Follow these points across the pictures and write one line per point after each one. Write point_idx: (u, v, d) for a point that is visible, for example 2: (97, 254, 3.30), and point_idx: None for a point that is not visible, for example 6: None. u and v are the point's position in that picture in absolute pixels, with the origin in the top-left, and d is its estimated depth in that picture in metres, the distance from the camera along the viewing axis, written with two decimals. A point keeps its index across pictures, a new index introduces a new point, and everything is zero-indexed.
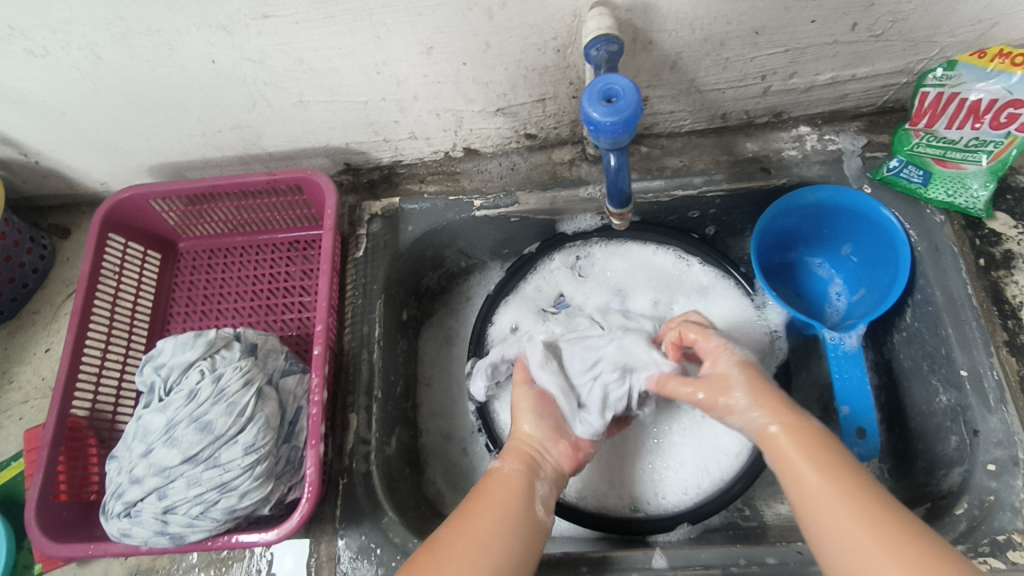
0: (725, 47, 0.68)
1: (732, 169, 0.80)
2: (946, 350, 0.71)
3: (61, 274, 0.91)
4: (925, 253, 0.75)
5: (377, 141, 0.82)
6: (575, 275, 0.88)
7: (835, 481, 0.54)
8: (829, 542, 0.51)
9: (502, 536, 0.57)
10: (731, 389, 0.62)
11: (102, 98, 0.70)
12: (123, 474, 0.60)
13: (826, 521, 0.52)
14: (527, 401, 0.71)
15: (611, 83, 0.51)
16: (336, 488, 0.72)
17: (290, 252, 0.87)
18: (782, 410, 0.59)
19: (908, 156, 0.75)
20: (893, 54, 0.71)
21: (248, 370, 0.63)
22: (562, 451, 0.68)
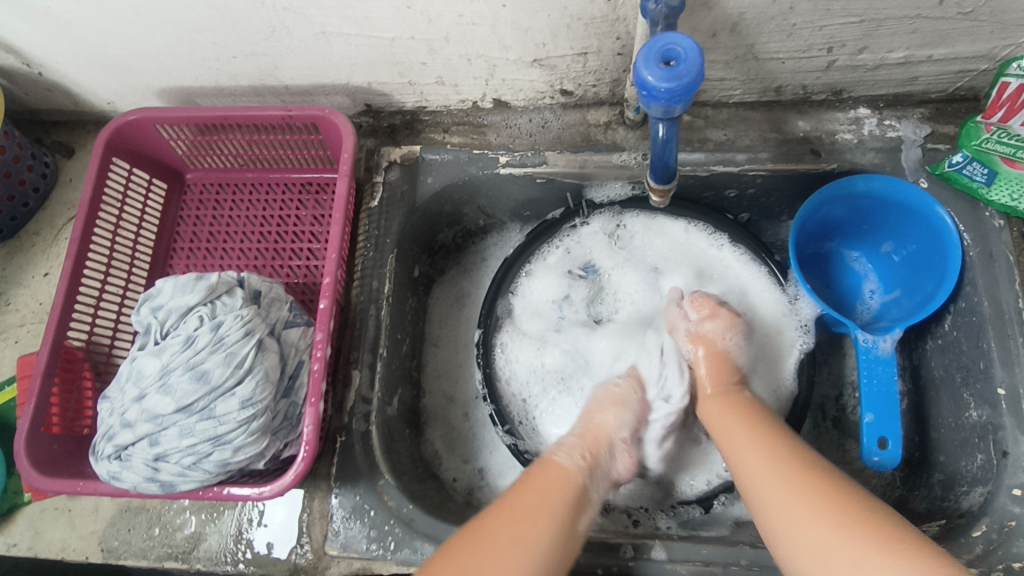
0: (794, 11, 0.61)
1: (780, 148, 0.75)
2: (985, 365, 0.67)
3: (63, 196, 0.87)
4: (976, 259, 0.70)
5: (402, 83, 0.76)
6: (612, 244, 0.83)
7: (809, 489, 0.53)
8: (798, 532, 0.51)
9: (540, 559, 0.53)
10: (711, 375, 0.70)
11: (109, 9, 0.65)
12: (115, 416, 0.58)
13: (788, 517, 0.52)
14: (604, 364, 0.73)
15: (674, 44, 0.46)
16: (334, 445, 0.70)
17: (301, 194, 0.82)
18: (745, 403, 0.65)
19: (973, 153, 0.70)
20: (978, 36, 0.65)
21: (249, 320, 0.60)
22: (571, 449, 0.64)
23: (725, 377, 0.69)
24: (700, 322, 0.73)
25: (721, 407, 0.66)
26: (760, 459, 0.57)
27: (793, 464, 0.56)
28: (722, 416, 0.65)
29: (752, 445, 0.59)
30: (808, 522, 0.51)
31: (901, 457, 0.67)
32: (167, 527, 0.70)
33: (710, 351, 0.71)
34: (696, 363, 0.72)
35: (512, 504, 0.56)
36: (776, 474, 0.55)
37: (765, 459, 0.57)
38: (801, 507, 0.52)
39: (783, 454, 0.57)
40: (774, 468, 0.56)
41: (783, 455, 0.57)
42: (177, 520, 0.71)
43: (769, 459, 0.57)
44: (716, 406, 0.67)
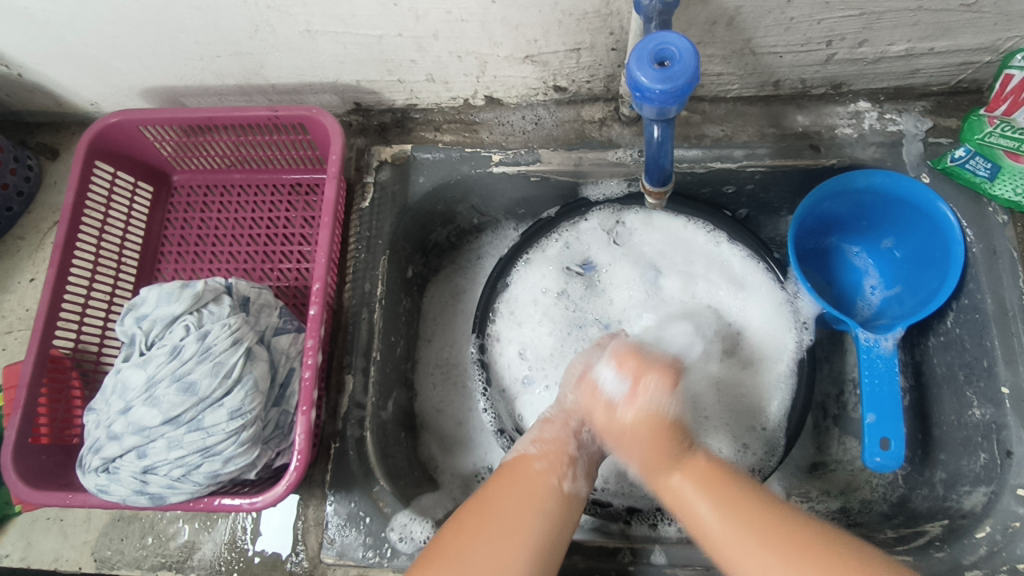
0: (792, 5, 0.60)
1: (779, 144, 0.73)
2: (988, 363, 0.66)
3: (48, 199, 0.85)
4: (979, 255, 0.68)
5: (391, 81, 0.74)
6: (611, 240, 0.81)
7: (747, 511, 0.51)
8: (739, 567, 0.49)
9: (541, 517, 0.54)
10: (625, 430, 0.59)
11: (88, 9, 0.63)
12: (101, 429, 0.57)
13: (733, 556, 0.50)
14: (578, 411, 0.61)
15: (667, 43, 0.44)
16: (328, 451, 0.69)
17: (291, 195, 0.81)
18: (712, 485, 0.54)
19: (976, 147, 0.68)
20: (981, 27, 0.63)
21: (237, 328, 0.58)
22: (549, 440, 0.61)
23: (668, 450, 0.57)
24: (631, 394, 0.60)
25: (694, 479, 0.55)
26: (702, 503, 0.53)
27: (759, 534, 0.49)
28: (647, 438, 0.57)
29: (707, 505, 0.53)
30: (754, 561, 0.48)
31: (903, 458, 0.66)
32: (160, 536, 0.70)
33: (640, 420, 0.58)
34: (610, 377, 0.62)
35: (495, 503, 0.54)
36: (741, 535, 0.50)
37: (725, 525, 0.51)
38: (744, 545, 0.49)
39: (739, 500, 0.52)
40: (731, 518, 0.51)
41: (746, 515, 0.51)
42: (170, 529, 0.70)
43: (714, 511, 0.52)
44: (681, 471, 0.57)
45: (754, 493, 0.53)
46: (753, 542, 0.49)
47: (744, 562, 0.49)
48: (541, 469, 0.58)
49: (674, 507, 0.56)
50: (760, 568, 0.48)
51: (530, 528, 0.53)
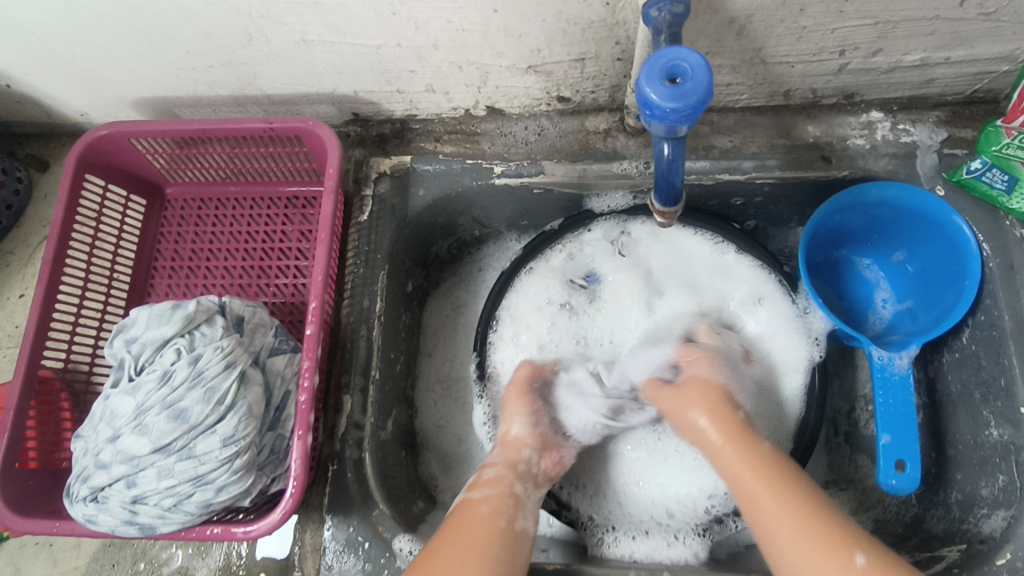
0: (805, 14, 0.58)
1: (789, 155, 0.71)
2: (1006, 382, 0.64)
3: (39, 212, 0.83)
4: (997, 270, 0.66)
5: (390, 91, 0.72)
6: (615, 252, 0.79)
7: (805, 517, 0.53)
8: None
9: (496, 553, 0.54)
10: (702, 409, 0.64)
11: (76, 19, 0.61)
12: (89, 457, 0.55)
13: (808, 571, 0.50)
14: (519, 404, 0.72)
15: (679, 59, 0.42)
16: (325, 474, 0.67)
17: (287, 209, 0.79)
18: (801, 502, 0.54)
19: (993, 158, 0.66)
20: (1000, 36, 0.61)
21: (230, 351, 0.56)
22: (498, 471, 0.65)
23: (760, 456, 0.58)
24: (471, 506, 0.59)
25: (755, 473, 0.57)
26: (780, 516, 0.53)
27: (816, 528, 0.52)
28: (704, 403, 0.65)
29: (793, 515, 0.53)
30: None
31: (919, 479, 0.64)
32: (152, 562, 0.67)
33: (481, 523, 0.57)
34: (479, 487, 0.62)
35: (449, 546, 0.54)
36: (801, 538, 0.51)
37: (800, 526, 0.52)
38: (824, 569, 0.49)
39: (803, 502, 0.54)
40: (791, 509, 0.53)
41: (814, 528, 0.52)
42: (162, 555, 0.68)
43: (771, 496, 0.55)
44: (736, 460, 0.59)
45: (794, 481, 0.56)
46: (831, 551, 0.50)
47: (820, 567, 0.50)
48: (487, 512, 0.58)
49: (750, 514, 0.56)
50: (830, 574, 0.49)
51: (487, 565, 0.53)
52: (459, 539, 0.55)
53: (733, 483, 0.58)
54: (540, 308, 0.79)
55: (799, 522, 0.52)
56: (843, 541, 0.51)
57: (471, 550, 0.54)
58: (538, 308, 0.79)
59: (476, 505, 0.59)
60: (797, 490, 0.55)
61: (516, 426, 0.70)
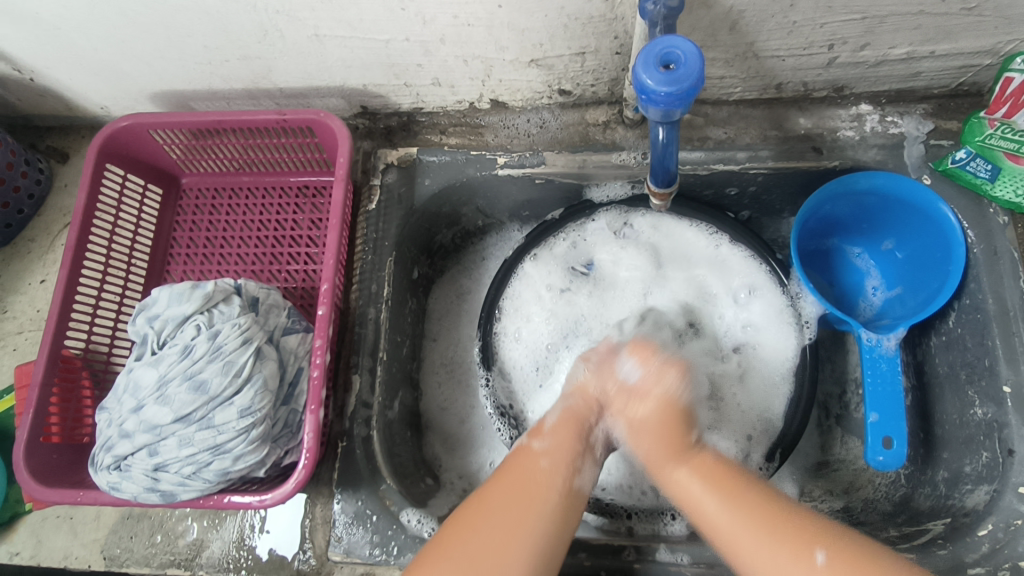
0: (794, 9, 0.61)
1: (781, 146, 0.74)
2: (990, 362, 0.67)
3: (58, 201, 0.86)
4: (981, 255, 0.69)
5: (397, 85, 0.75)
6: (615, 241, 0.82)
7: (752, 511, 0.50)
8: None
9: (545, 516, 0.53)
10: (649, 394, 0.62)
11: (100, 14, 0.64)
12: (113, 427, 0.58)
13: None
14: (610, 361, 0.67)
15: (672, 47, 0.45)
16: (335, 450, 0.69)
17: (298, 198, 0.82)
18: (766, 523, 0.49)
19: (977, 148, 0.69)
20: (982, 31, 0.64)
21: (247, 328, 0.59)
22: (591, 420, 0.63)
23: (678, 439, 0.57)
24: (644, 381, 0.63)
25: (703, 479, 0.54)
26: (717, 506, 0.51)
27: (769, 518, 0.49)
28: (660, 430, 0.58)
29: (710, 500, 0.52)
30: None
31: (906, 455, 0.67)
32: (169, 534, 0.70)
33: (658, 409, 0.60)
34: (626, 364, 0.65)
35: (492, 497, 0.54)
36: (756, 542, 0.48)
37: (762, 537, 0.48)
38: None
39: (731, 489, 0.52)
40: (736, 510, 0.50)
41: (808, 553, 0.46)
42: (178, 527, 0.70)
43: (720, 509, 0.51)
44: (692, 478, 0.54)
45: (741, 482, 0.53)
46: (787, 551, 0.47)
47: (782, 570, 0.46)
48: (546, 467, 0.57)
49: (692, 516, 0.53)
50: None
51: (535, 528, 0.52)
52: (513, 496, 0.54)
53: (684, 505, 0.54)
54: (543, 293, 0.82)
55: (763, 533, 0.48)
56: (795, 538, 0.47)
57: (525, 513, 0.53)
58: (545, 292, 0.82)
59: (536, 459, 0.58)
60: (718, 476, 0.54)
61: (592, 380, 0.66)
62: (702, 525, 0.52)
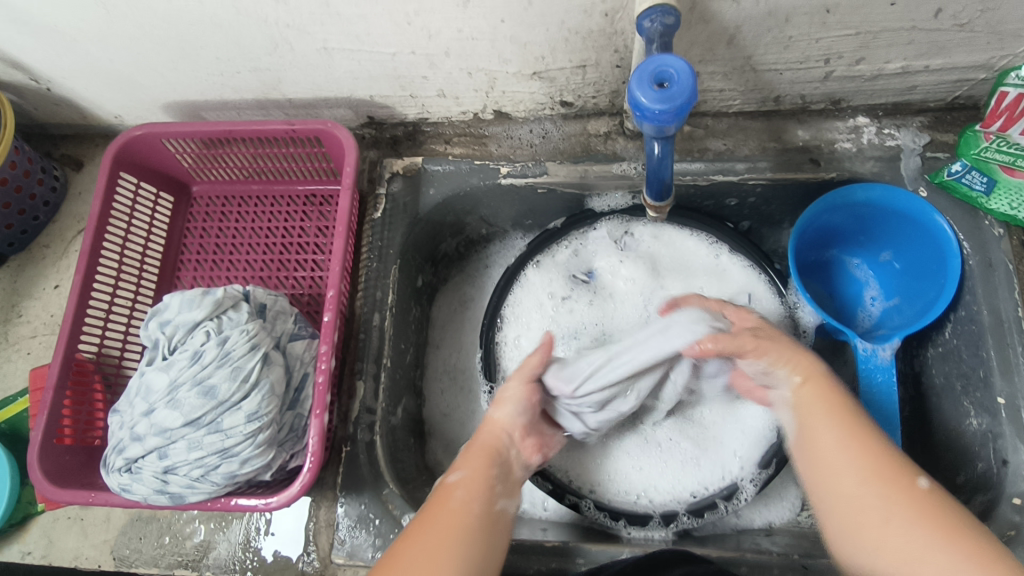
0: (790, 24, 0.62)
1: (779, 158, 0.75)
2: (984, 373, 0.68)
3: (72, 208, 0.88)
4: (976, 267, 0.70)
5: (403, 96, 0.77)
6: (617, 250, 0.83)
7: (861, 445, 0.56)
8: (840, 523, 0.54)
9: (467, 541, 0.56)
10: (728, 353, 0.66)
11: (116, 27, 0.66)
12: (125, 430, 0.59)
13: (836, 495, 0.55)
14: (512, 390, 0.70)
15: (666, 65, 0.46)
16: (339, 454, 0.71)
17: (306, 206, 0.83)
18: (867, 443, 0.56)
19: (972, 161, 0.70)
20: (976, 46, 0.65)
21: (255, 334, 0.61)
22: (528, 447, 0.69)
23: (840, 395, 0.60)
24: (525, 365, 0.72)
25: (821, 411, 0.59)
26: (823, 425, 0.58)
27: (873, 461, 0.55)
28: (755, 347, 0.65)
29: (836, 436, 0.57)
30: (874, 525, 0.52)
31: None
32: (177, 536, 0.72)
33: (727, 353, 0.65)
34: (510, 387, 0.71)
35: (415, 534, 0.56)
36: (852, 478, 0.54)
37: (854, 465, 0.55)
38: (873, 513, 0.52)
39: (855, 433, 0.56)
40: (853, 448, 0.56)
41: (885, 474, 0.54)
42: (186, 528, 0.72)
43: (840, 438, 0.57)
44: (811, 404, 0.60)
45: (857, 416, 0.58)
46: (888, 488, 0.53)
47: (886, 495, 0.53)
48: (462, 499, 0.59)
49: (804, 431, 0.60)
50: (882, 507, 0.52)
51: (460, 554, 0.55)
52: (439, 521, 0.57)
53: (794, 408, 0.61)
54: (544, 302, 0.83)
55: (853, 438, 0.56)
56: (903, 473, 0.53)
57: (450, 535, 0.56)
58: (548, 300, 0.83)
59: (452, 491, 0.60)
60: (851, 415, 0.58)
61: (504, 409, 0.69)
62: (804, 443, 0.59)
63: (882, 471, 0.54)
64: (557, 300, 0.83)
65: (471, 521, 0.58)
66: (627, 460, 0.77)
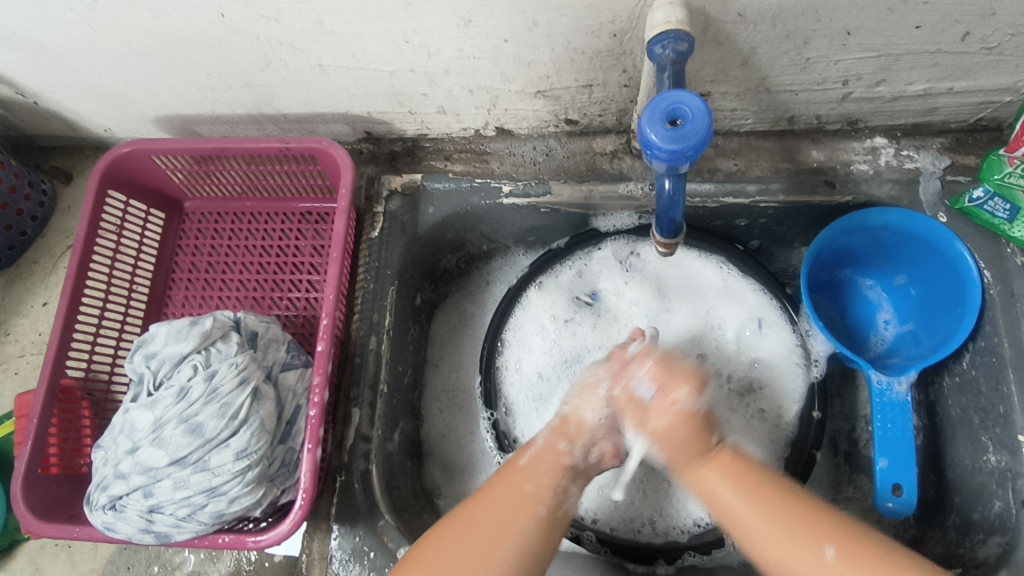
0: (808, 46, 0.59)
1: (793, 179, 0.72)
2: (1005, 410, 0.65)
3: (62, 223, 0.86)
4: (997, 297, 0.67)
5: (402, 112, 0.74)
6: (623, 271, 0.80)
7: (753, 496, 0.54)
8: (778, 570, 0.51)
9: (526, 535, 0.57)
10: (676, 389, 0.57)
11: (102, 43, 0.63)
12: (109, 467, 0.57)
13: (757, 542, 0.52)
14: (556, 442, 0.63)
15: (679, 102, 0.44)
16: (333, 485, 0.68)
17: (301, 224, 0.81)
18: (756, 494, 0.54)
19: (995, 187, 0.66)
20: (1002, 69, 0.62)
21: (244, 367, 0.59)
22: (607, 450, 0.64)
23: (696, 447, 0.57)
24: (665, 395, 0.57)
25: (712, 465, 0.56)
26: (723, 486, 0.55)
27: (784, 514, 0.53)
28: (681, 432, 0.56)
29: (716, 483, 0.56)
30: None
31: (916, 503, 0.66)
32: (166, 566, 0.70)
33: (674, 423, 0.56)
34: (639, 381, 0.59)
35: (477, 514, 0.57)
36: (767, 531, 0.52)
37: (767, 517, 0.53)
38: (799, 559, 0.50)
39: (753, 486, 0.55)
40: (749, 498, 0.54)
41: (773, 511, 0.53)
42: (176, 559, 0.70)
43: (740, 505, 0.54)
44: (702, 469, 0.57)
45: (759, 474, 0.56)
46: (800, 546, 0.51)
47: (796, 565, 0.50)
48: (531, 494, 0.59)
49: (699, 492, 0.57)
50: (806, 569, 0.50)
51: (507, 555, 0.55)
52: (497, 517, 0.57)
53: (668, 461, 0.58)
54: (549, 322, 0.80)
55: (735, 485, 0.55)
56: (812, 535, 0.51)
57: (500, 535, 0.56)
58: (551, 320, 0.80)
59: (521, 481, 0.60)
60: (737, 468, 0.56)
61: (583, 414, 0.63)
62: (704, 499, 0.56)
63: (769, 504, 0.53)
64: (559, 321, 0.80)
65: (533, 521, 0.58)
66: (631, 488, 0.74)
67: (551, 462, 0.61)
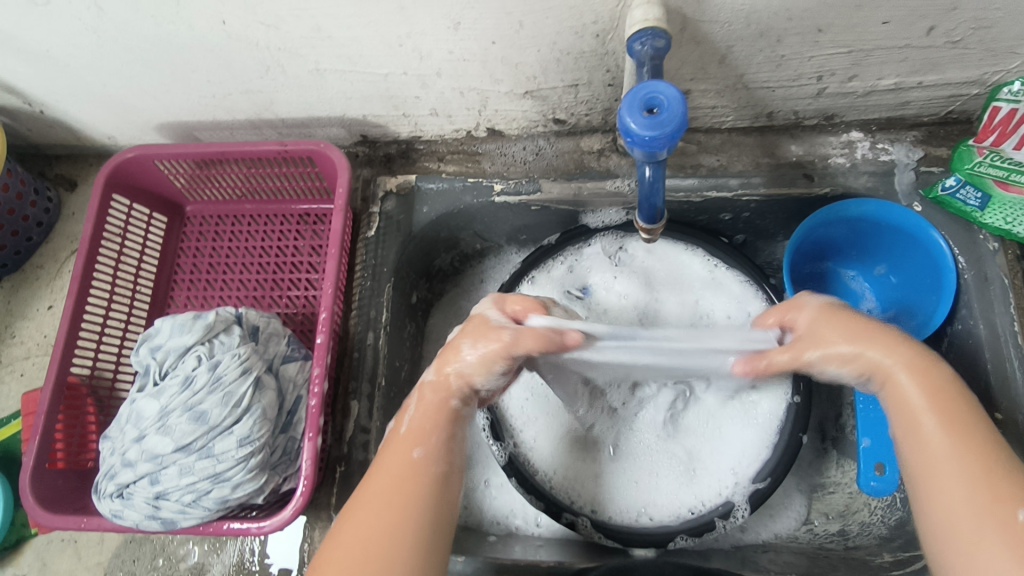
0: (782, 44, 0.62)
1: (773, 173, 0.75)
2: (982, 389, 0.67)
3: (66, 228, 0.88)
4: (972, 281, 0.70)
5: (396, 115, 0.77)
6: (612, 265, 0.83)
7: (974, 445, 0.47)
8: (934, 514, 0.46)
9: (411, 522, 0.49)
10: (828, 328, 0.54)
11: (108, 52, 0.66)
12: (116, 456, 0.59)
13: (934, 481, 0.47)
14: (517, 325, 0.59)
15: (656, 91, 0.47)
16: (333, 475, 0.70)
17: (299, 225, 0.83)
18: (970, 441, 0.47)
19: (966, 176, 0.69)
20: (968, 63, 0.65)
21: (247, 358, 0.61)
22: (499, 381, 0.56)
23: (938, 388, 0.50)
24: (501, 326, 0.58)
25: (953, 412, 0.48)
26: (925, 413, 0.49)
27: (974, 464, 0.46)
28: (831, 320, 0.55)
29: (921, 413, 0.49)
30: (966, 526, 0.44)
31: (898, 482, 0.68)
32: (170, 558, 0.71)
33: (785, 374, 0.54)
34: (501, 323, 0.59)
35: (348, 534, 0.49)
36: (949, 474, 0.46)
37: (956, 464, 0.46)
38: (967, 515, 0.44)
39: (968, 432, 0.47)
40: (951, 439, 0.47)
41: (967, 455, 0.46)
42: (180, 550, 0.72)
43: (941, 441, 0.47)
44: (909, 389, 0.50)
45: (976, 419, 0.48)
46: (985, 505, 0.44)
47: (961, 520, 0.45)
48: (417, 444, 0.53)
49: (896, 408, 0.51)
50: (974, 522, 0.44)
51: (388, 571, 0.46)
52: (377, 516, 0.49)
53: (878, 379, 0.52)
54: None
55: (967, 433, 0.47)
56: (1006, 494, 0.44)
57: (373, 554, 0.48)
58: None
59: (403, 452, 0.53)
60: (955, 409, 0.49)
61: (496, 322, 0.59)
62: (900, 425, 0.50)
63: (971, 451, 0.46)
64: None
65: (416, 486, 0.51)
66: (628, 477, 0.74)
67: (435, 416, 0.55)
